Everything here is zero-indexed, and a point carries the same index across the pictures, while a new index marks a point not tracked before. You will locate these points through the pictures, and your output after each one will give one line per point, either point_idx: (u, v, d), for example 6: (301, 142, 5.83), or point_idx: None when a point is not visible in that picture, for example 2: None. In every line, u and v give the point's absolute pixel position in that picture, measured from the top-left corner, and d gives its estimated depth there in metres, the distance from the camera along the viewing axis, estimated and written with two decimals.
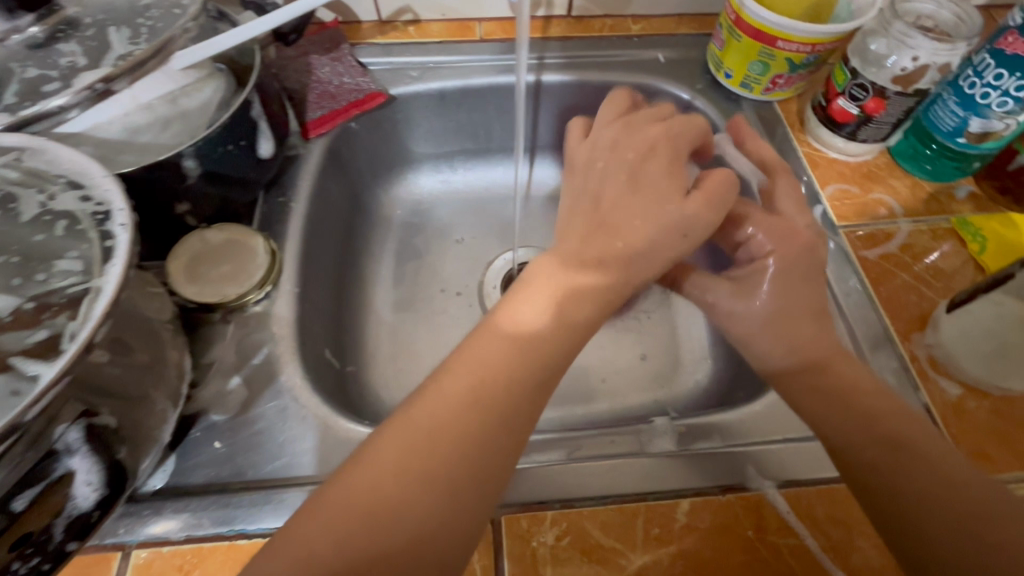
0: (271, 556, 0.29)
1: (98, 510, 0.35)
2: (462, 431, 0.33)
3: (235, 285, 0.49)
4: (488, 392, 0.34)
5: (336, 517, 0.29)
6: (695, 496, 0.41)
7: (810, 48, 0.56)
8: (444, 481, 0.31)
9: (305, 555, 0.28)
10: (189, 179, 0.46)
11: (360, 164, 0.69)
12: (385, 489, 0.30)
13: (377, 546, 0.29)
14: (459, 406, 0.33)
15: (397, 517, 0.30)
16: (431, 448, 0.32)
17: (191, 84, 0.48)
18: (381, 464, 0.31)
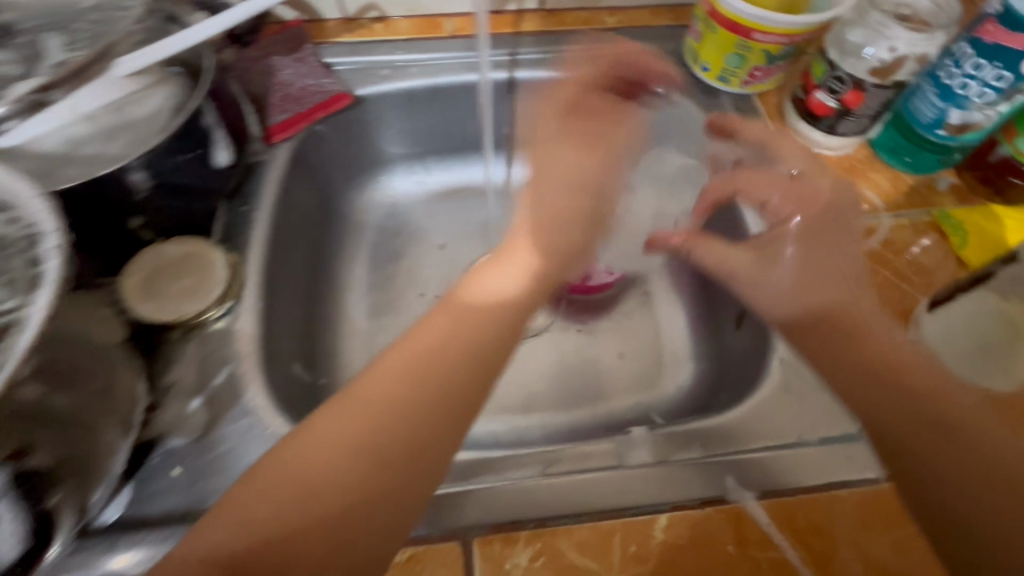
0: (217, 520, 0.32)
1: (20, 565, 0.34)
2: (401, 410, 0.36)
3: (194, 302, 0.47)
4: (429, 376, 0.38)
5: (276, 485, 0.33)
6: (674, 509, 0.40)
7: (787, 40, 0.54)
8: (377, 455, 0.35)
9: (245, 521, 0.32)
10: (139, 193, 0.44)
11: (330, 168, 0.67)
12: (324, 460, 0.34)
13: (312, 507, 0.33)
14: (400, 383, 0.37)
15: (325, 486, 0.33)
16: (360, 422, 0.35)
17: (138, 91, 0.46)
18: (321, 440, 0.35)
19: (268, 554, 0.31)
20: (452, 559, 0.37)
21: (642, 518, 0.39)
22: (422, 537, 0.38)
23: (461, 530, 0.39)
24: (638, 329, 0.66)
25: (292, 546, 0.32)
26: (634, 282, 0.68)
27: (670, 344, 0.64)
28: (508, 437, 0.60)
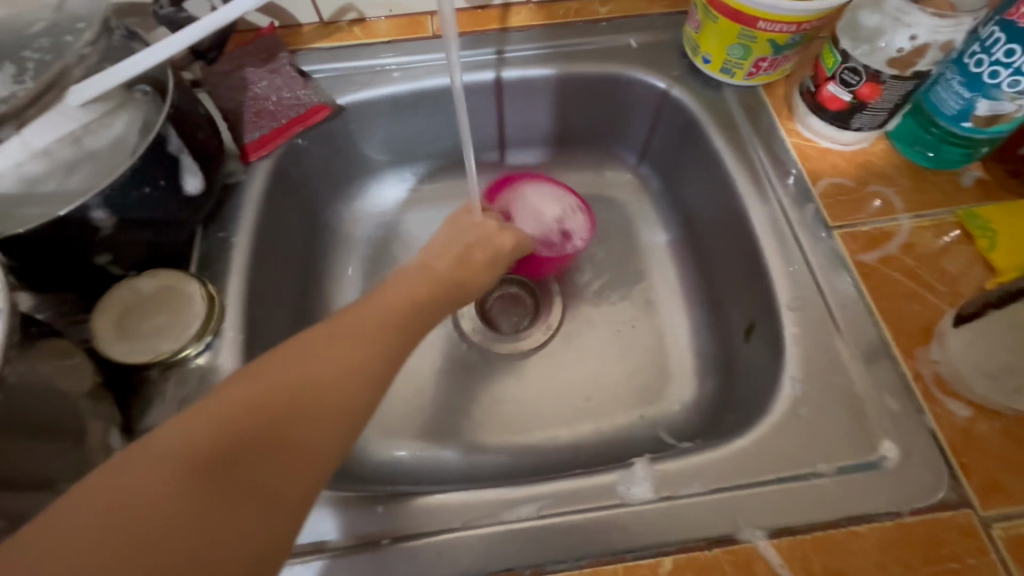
0: (96, 512, 0.24)
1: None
2: (350, 371, 0.32)
3: (170, 339, 0.45)
4: (380, 341, 0.35)
5: (248, 397, 0.29)
6: (679, 552, 0.37)
7: (794, 28, 0.50)
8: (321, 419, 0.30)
9: (142, 500, 0.25)
10: (104, 231, 0.42)
11: (316, 181, 0.64)
12: (315, 371, 0.31)
13: (293, 412, 0.30)
14: (346, 349, 0.33)
15: (257, 451, 0.28)
16: (353, 347, 0.34)
17: (96, 120, 0.43)
18: (252, 399, 0.29)
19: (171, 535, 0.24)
20: None
21: (646, 563, 0.37)
22: None
23: None
24: (642, 339, 0.63)
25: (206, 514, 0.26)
26: (637, 290, 0.65)
27: (676, 355, 0.61)
28: (510, 459, 0.57)
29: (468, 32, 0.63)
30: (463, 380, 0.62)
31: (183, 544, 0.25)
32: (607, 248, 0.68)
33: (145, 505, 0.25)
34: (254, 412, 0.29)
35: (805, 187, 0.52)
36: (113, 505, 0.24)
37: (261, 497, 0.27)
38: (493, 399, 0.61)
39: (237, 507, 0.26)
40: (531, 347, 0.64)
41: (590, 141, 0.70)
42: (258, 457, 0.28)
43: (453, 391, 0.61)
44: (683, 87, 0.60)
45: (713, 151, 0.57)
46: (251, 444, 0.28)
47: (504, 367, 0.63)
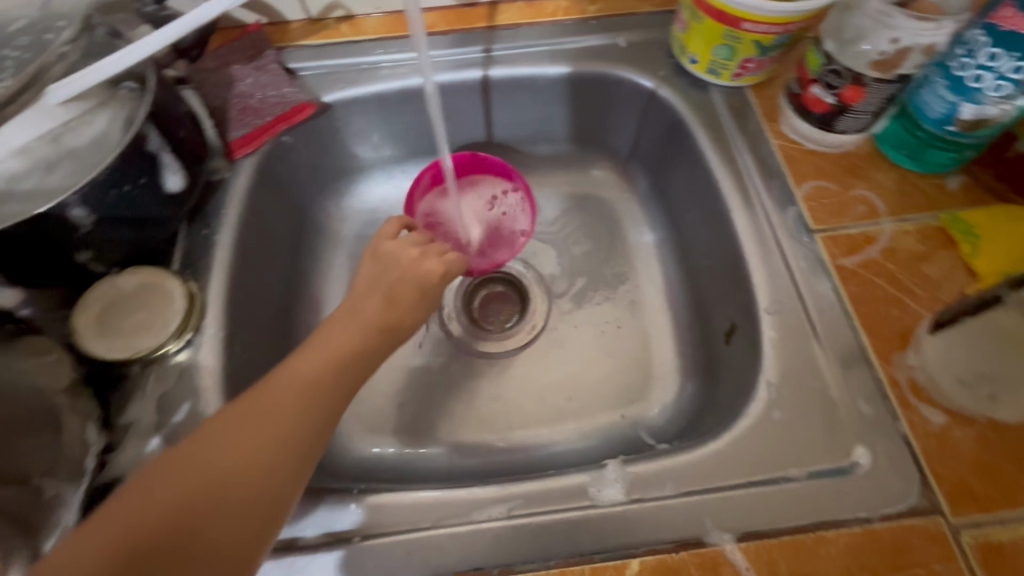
0: None
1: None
2: (277, 450, 0.34)
3: (150, 336, 0.46)
4: (308, 411, 0.36)
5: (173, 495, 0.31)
6: (647, 554, 0.37)
7: (779, 29, 0.49)
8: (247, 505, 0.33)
9: None
10: (84, 228, 0.42)
11: (304, 178, 0.64)
12: (236, 464, 0.33)
13: (220, 503, 0.32)
14: (272, 427, 0.35)
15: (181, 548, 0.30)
16: (278, 423, 0.35)
17: (75, 118, 0.43)
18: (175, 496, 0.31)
19: None
20: None
21: (613, 564, 0.37)
22: None
23: None
24: (625, 340, 0.63)
25: None
26: (621, 291, 0.65)
27: (659, 355, 0.61)
28: (491, 458, 0.58)
29: (456, 30, 0.63)
30: (447, 378, 0.62)
31: None
32: (593, 249, 0.68)
33: None
34: (179, 510, 0.31)
35: (788, 190, 0.52)
36: None
37: None
38: (476, 398, 0.61)
39: None
40: (518, 345, 0.64)
41: (578, 141, 0.69)
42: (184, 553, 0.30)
43: (436, 389, 0.62)
44: (670, 86, 0.60)
45: (698, 152, 0.57)
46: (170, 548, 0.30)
47: (487, 366, 0.63)
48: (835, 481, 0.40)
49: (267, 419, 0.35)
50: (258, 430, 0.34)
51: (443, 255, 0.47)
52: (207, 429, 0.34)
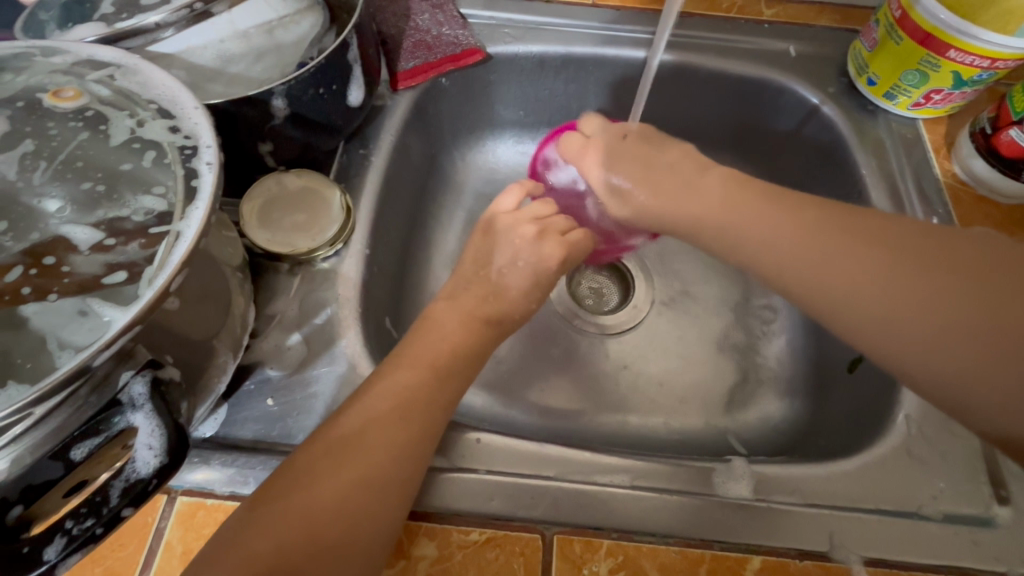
0: (275, 515, 0.31)
1: (157, 479, 0.30)
2: (406, 435, 0.36)
3: (307, 237, 0.47)
4: (433, 395, 0.38)
5: (351, 447, 0.34)
6: (768, 554, 0.37)
7: (987, 64, 0.48)
8: (376, 484, 0.34)
9: (309, 506, 0.32)
10: (276, 120, 0.44)
11: (444, 125, 0.63)
12: (368, 442, 0.35)
13: (356, 472, 0.33)
14: (399, 405, 0.36)
15: (370, 484, 0.33)
16: (402, 400, 0.37)
17: (289, 15, 0.46)
18: (351, 438, 0.35)
19: (330, 536, 0.31)
20: (532, 552, 0.36)
21: (733, 556, 0.37)
22: (503, 519, 0.38)
23: (541, 524, 0.38)
24: (734, 344, 0.59)
25: (349, 521, 0.32)
26: (734, 300, 0.62)
27: (765, 368, 0.58)
28: (571, 432, 0.54)
29: (626, 7, 0.61)
30: (537, 348, 0.59)
31: (347, 536, 0.32)
32: (712, 262, 0.63)
33: (317, 512, 0.32)
34: (356, 457, 0.34)
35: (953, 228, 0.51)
36: (299, 514, 0.31)
37: (373, 512, 0.33)
38: (562, 375, 0.57)
39: (369, 510, 0.33)
40: (610, 332, 0.60)
41: (719, 143, 0.66)
42: (365, 494, 0.33)
43: (527, 355, 0.58)
44: (836, 104, 0.58)
45: (854, 174, 0.55)
46: (364, 480, 0.33)
47: (579, 347, 0.59)
48: (971, 527, 0.39)
49: (389, 402, 0.36)
50: (382, 414, 0.36)
51: (564, 236, 0.48)
52: (350, 404, 0.37)
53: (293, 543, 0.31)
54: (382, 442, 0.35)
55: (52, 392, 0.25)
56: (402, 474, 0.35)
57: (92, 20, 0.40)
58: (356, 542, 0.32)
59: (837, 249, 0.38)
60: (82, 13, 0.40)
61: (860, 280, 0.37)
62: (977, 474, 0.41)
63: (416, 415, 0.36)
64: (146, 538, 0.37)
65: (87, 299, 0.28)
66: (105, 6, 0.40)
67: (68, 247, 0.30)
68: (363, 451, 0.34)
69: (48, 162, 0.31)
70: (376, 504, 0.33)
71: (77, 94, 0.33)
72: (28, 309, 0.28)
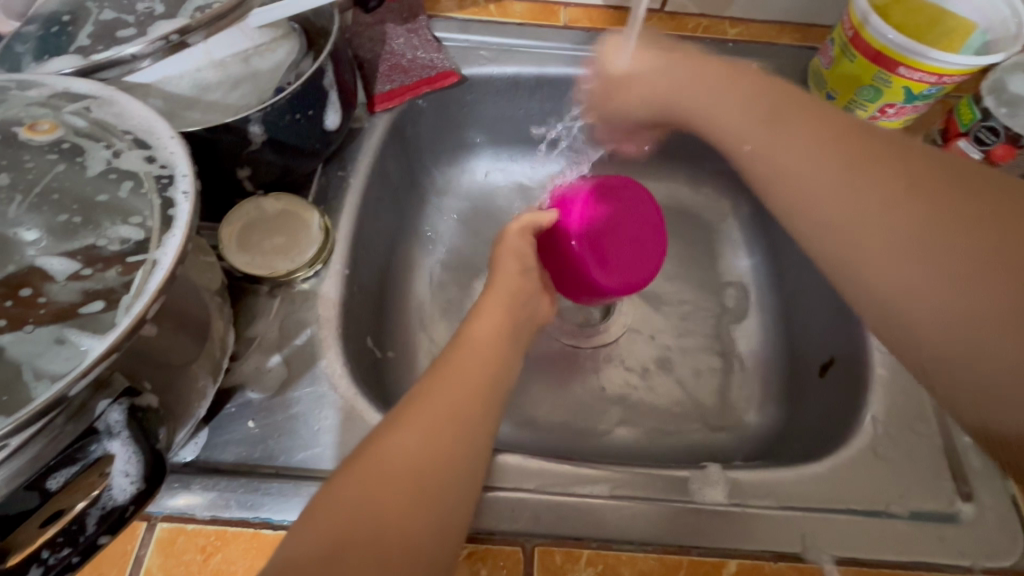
0: (333, 513, 0.30)
1: (133, 505, 0.29)
2: (465, 426, 0.35)
3: (286, 260, 0.47)
4: (487, 390, 0.38)
5: (411, 442, 0.33)
6: (745, 558, 0.38)
7: (934, 79, 0.51)
8: (437, 479, 0.32)
9: (367, 506, 0.30)
10: (253, 145, 0.45)
11: (422, 144, 0.64)
12: (427, 435, 0.34)
13: (418, 469, 0.32)
14: (456, 397, 0.36)
15: (433, 479, 0.32)
16: (459, 392, 0.37)
17: (264, 43, 0.47)
18: (409, 431, 0.34)
19: (393, 536, 0.29)
20: (513, 564, 0.37)
21: (710, 561, 0.38)
22: (483, 534, 0.38)
23: (522, 537, 0.38)
24: (711, 352, 0.60)
25: (414, 519, 0.30)
26: (711, 309, 0.63)
27: (741, 375, 0.59)
28: (555, 443, 0.55)
29: (597, 29, 0.64)
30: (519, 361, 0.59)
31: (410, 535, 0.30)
32: (689, 272, 0.65)
33: (376, 509, 0.30)
34: (418, 453, 0.33)
35: None
36: (356, 513, 0.30)
37: (437, 509, 0.32)
38: (544, 387, 0.58)
39: (430, 507, 0.31)
40: (592, 344, 0.61)
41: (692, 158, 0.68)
42: (429, 491, 0.32)
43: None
44: None
45: None
46: (423, 476, 0.32)
47: (560, 359, 0.60)
48: (937, 524, 0.40)
49: (445, 393, 0.36)
50: (440, 407, 0.35)
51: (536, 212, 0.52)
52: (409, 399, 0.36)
53: (352, 540, 0.29)
54: (443, 435, 0.34)
55: (28, 421, 0.25)
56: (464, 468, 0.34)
57: (67, 52, 0.40)
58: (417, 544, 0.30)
59: (858, 183, 0.36)
60: (58, 45, 0.41)
61: (867, 204, 0.35)
62: (940, 472, 0.42)
63: (472, 409, 0.36)
64: (126, 566, 0.37)
65: (65, 327, 0.29)
66: (80, 38, 0.41)
67: (44, 277, 0.30)
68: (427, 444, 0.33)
69: (23, 195, 0.32)
70: (438, 500, 0.32)
71: (53, 127, 0.33)
72: (1, 340, 0.28)
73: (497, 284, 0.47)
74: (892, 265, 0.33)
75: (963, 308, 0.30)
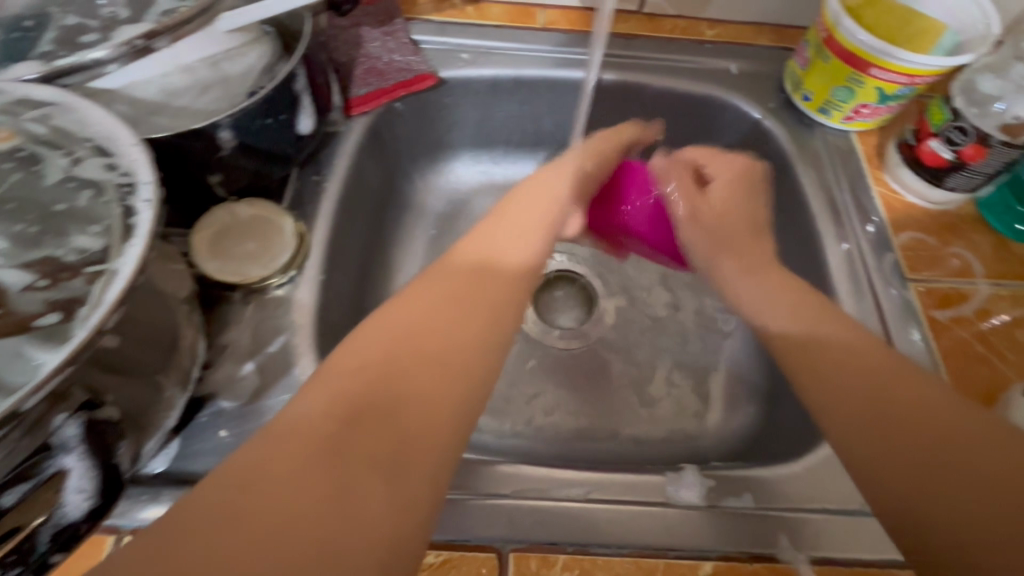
0: (299, 413, 0.29)
1: (87, 522, 0.30)
2: (452, 345, 0.34)
3: (259, 266, 0.47)
4: (483, 306, 0.37)
5: (389, 353, 0.33)
6: (720, 559, 0.38)
7: (906, 80, 0.51)
8: (407, 396, 0.31)
9: (328, 417, 0.29)
10: (223, 151, 0.44)
11: (401, 147, 0.64)
12: (407, 347, 0.33)
13: (393, 384, 0.31)
14: (446, 315, 0.36)
15: (407, 392, 0.31)
16: (446, 309, 0.36)
17: (235, 47, 0.46)
18: (389, 342, 0.33)
19: (351, 442, 0.28)
20: (487, 570, 0.36)
21: (686, 563, 0.38)
22: (457, 541, 0.38)
23: (496, 543, 0.38)
24: (692, 353, 0.61)
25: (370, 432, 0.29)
26: (692, 310, 0.63)
27: (721, 375, 0.59)
28: (535, 446, 0.55)
29: (576, 31, 0.64)
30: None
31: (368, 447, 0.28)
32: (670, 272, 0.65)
33: (335, 420, 0.29)
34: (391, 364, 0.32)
35: (886, 235, 0.53)
36: (317, 422, 0.29)
37: (404, 420, 0.30)
38: (524, 390, 0.58)
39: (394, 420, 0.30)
40: (572, 346, 0.61)
41: None
42: (396, 406, 0.30)
43: None
44: (775, 119, 0.61)
45: (794, 183, 0.58)
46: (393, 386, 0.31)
47: (540, 362, 0.60)
48: None
49: (436, 309, 0.36)
50: (428, 323, 0.35)
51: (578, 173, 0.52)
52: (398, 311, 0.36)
53: (311, 436, 0.28)
54: (429, 349, 0.33)
55: None
56: (446, 387, 0.32)
57: (29, 58, 0.40)
58: (378, 457, 0.28)
59: (845, 352, 0.41)
60: (19, 51, 0.40)
61: (843, 379, 0.39)
62: None
63: (463, 328, 0.35)
64: None
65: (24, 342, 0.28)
66: (42, 44, 0.40)
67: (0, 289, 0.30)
68: (408, 356, 0.33)
69: None
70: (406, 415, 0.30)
71: (11, 134, 0.33)
72: None
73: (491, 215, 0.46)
74: (856, 423, 0.37)
75: (909, 463, 0.33)
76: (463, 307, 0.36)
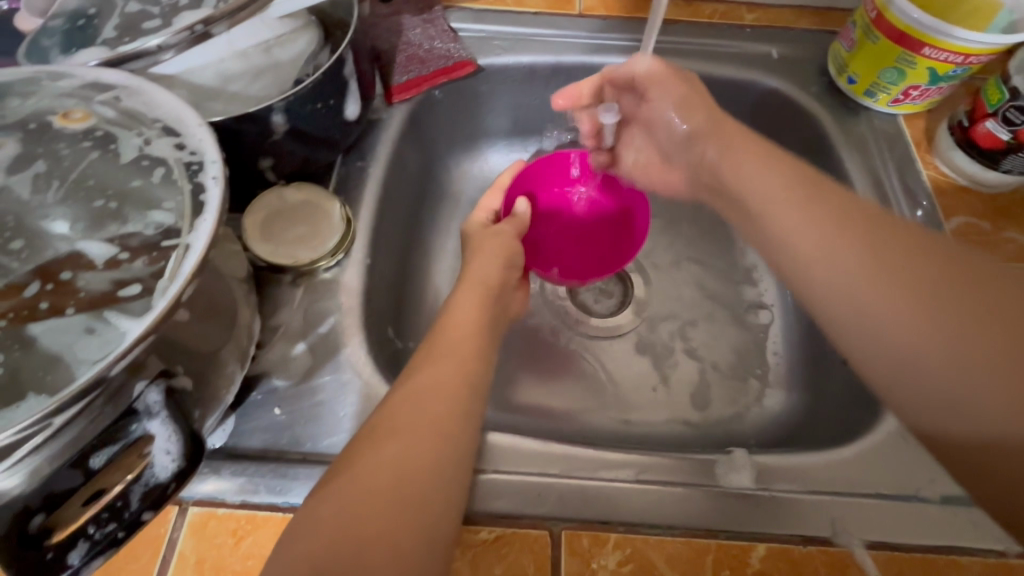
0: (312, 522, 0.31)
1: (175, 483, 0.31)
2: (444, 419, 0.36)
3: (309, 249, 0.48)
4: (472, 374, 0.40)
5: (389, 449, 0.34)
6: (772, 542, 0.38)
7: (962, 58, 0.50)
8: (417, 485, 0.33)
9: (342, 521, 0.30)
10: (275, 135, 0.45)
11: (438, 134, 0.64)
12: (405, 438, 0.34)
13: (400, 475, 0.33)
14: (435, 394, 0.37)
15: (417, 479, 0.33)
16: (433, 388, 0.38)
17: (285, 34, 0.47)
18: (387, 435, 0.34)
19: (368, 542, 0.30)
20: (540, 547, 0.37)
21: (738, 545, 0.38)
22: (509, 518, 0.38)
23: (548, 521, 0.38)
24: (731, 340, 0.60)
25: (387, 528, 0.30)
26: (730, 297, 0.62)
27: (762, 362, 0.59)
28: (576, 431, 0.55)
29: (614, 16, 0.63)
30: (537, 351, 0.59)
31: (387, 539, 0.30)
32: (708, 260, 0.64)
33: (353, 525, 0.30)
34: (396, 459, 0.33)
35: (937, 220, 0.52)
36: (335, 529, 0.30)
37: (417, 504, 0.32)
38: (563, 376, 0.58)
39: (409, 508, 0.32)
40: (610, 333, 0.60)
41: None
42: (407, 497, 0.32)
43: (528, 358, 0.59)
44: (819, 103, 0.60)
45: (839, 167, 0.57)
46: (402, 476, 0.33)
47: (577, 348, 0.60)
48: (968, 508, 0.40)
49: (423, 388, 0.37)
50: (418, 404, 0.36)
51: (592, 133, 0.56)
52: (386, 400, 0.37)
53: (327, 546, 0.29)
54: (427, 429, 0.35)
55: (70, 400, 0.26)
56: (447, 465, 0.34)
57: (94, 44, 0.41)
58: (399, 546, 0.30)
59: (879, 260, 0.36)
60: (84, 38, 0.41)
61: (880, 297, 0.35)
62: None
63: (453, 399, 0.38)
64: (159, 549, 0.37)
65: (95, 317, 0.29)
66: (106, 30, 0.41)
67: (79, 263, 0.31)
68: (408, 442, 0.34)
69: (59, 181, 0.32)
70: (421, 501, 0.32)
71: (85, 115, 0.34)
72: (37, 327, 0.29)
73: (472, 275, 0.48)
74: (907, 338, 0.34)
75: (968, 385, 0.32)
76: (450, 378, 0.39)
